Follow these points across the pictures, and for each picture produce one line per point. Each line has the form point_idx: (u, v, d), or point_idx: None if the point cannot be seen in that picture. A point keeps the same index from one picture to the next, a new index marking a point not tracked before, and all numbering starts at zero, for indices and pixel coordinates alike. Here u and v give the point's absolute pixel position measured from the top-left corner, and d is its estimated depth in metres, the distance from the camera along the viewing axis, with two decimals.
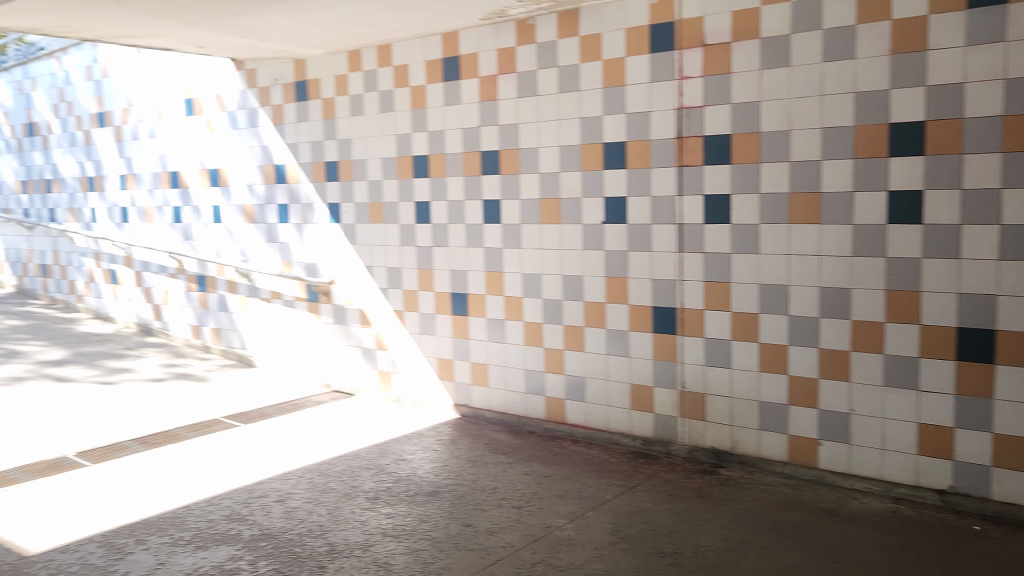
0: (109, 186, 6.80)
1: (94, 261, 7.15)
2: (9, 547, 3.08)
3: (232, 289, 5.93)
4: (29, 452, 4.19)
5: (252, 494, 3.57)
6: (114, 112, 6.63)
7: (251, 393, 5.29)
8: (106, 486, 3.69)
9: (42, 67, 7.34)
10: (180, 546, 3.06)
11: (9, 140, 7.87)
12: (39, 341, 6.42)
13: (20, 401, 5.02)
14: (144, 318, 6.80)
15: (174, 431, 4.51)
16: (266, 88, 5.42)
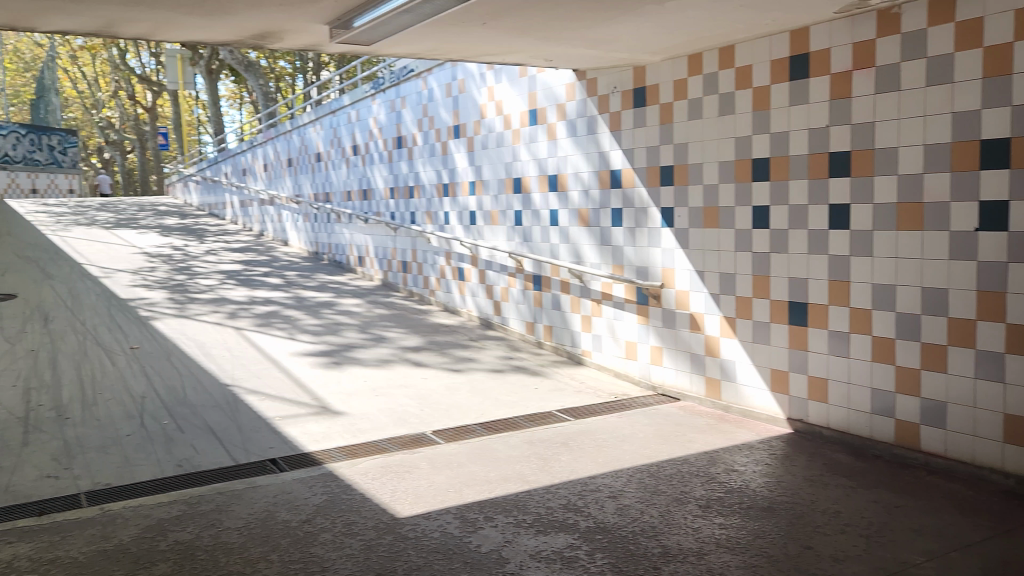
0: (460, 191, 7.47)
1: (446, 259, 7.92)
2: (382, 508, 3.52)
3: (566, 289, 6.21)
4: (395, 427, 4.75)
5: (586, 487, 3.72)
6: (468, 124, 7.28)
7: (580, 390, 5.51)
8: (458, 464, 4.07)
9: (411, 86, 8.28)
10: (523, 528, 3.27)
11: (381, 152, 8.98)
12: (401, 329, 7.26)
13: (387, 381, 5.72)
14: (485, 312, 7.38)
15: (514, 420, 4.84)
16: (606, 96, 5.61)
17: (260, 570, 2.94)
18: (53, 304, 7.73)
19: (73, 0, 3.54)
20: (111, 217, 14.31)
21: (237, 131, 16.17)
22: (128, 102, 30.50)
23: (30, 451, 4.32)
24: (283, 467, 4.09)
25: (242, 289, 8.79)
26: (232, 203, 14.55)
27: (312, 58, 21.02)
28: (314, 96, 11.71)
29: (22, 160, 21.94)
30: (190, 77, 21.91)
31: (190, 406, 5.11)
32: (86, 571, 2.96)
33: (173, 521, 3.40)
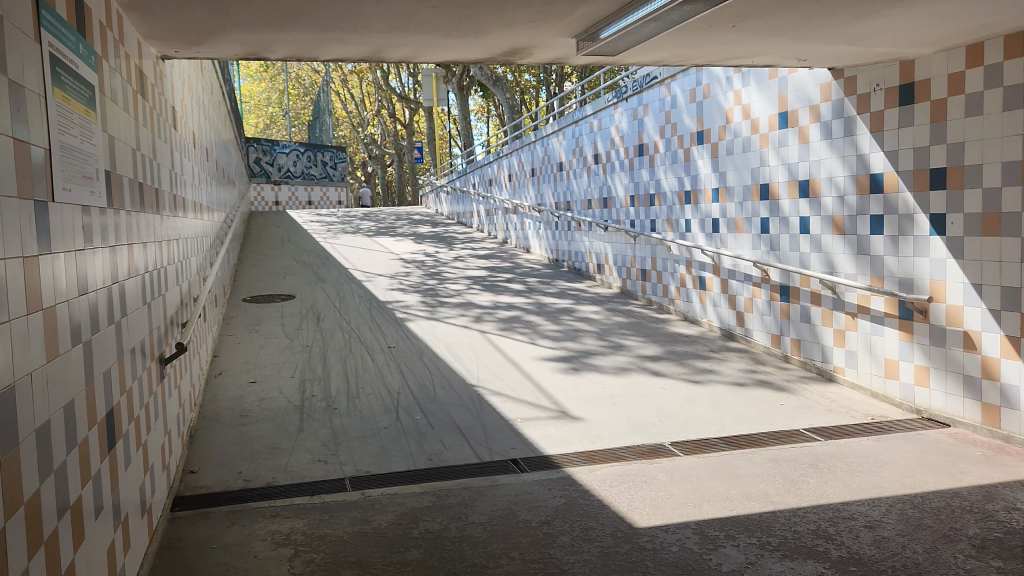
0: (703, 199, 7.31)
1: (687, 267, 7.78)
2: (620, 516, 3.52)
3: (816, 301, 5.86)
4: (633, 435, 4.74)
5: (838, 513, 3.48)
6: (713, 129, 7.11)
7: (831, 408, 5.17)
8: (697, 478, 3.98)
9: (654, 93, 8.25)
10: (768, 551, 3.13)
11: (622, 160, 9.02)
12: (640, 338, 7.23)
13: (625, 389, 5.72)
14: (726, 323, 7.16)
15: (757, 437, 4.65)
16: (867, 94, 5.23)
17: (502, 565, 3.06)
18: (324, 304, 8.57)
19: (349, 30, 3.90)
20: (373, 226, 15.59)
21: (484, 143, 16.99)
22: (389, 120, 33.13)
23: (304, 436, 4.81)
24: (524, 468, 4.22)
25: (487, 294, 9.21)
26: (479, 212, 15.30)
27: (555, 70, 21.60)
28: (557, 108, 12.03)
29: (301, 175, 24.56)
30: (443, 94, 23.35)
31: (440, 404, 5.43)
32: (350, 550, 3.24)
33: (424, 510, 3.63)
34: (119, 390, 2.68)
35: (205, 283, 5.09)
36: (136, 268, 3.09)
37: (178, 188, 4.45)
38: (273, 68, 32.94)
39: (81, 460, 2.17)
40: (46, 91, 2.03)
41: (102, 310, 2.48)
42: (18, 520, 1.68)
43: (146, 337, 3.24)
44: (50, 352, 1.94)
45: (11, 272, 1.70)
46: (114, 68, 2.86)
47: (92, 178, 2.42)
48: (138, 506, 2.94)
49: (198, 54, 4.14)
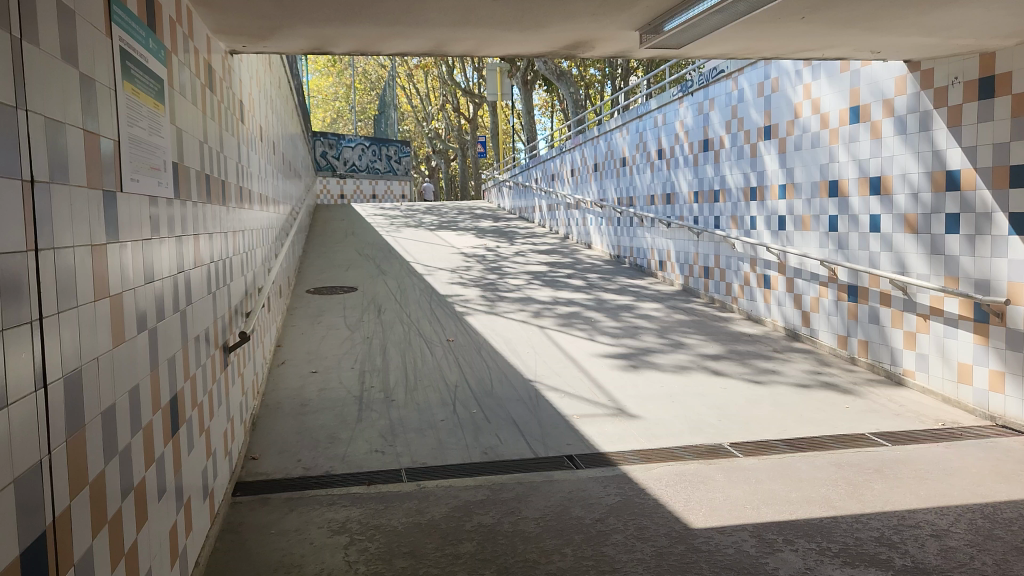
0: (769, 195, 7.16)
1: (751, 265, 7.64)
2: (676, 516, 3.47)
3: (886, 301, 5.68)
4: (691, 435, 4.67)
5: (904, 521, 3.37)
6: (781, 124, 6.96)
7: (899, 413, 5.01)
8: (756, 480, 3.90)
9: (720, 88, 8.11)
10: (827, 557, 3.05)
11: (687, 156, 8.90)
12: (701, 336, 7.12)
13: (684, 388, 5.64)
14: (791, 323, 7.01)
15: (821, 440, 4.53)
16: (944, 88, 5.05)
17: (554, 561, 3.05)
18: (386, 297, 8.67)
19: (412, 25, 3.93)
20: (435, 220, 15.72)
21: (547, 138, 16.96)
22: (453, 114, 33.34)
23: (363, 426, 4.88)
24: (579, 464, 4.20)
25: (547, 290, 9.19)
26: (541, 207, 15.29)
27: (620, 64, 21.42)
28: (621, 103, 11.92)
29: (366, 169, 24.89)
30: (508, 89, 23.39)
31: (497, 398, 5.44)
32: (404, 540, 3.27)
33: (478, 504, 3.64)
34: (183, 376, 2.76)
35: (270, 275, 5.19)
36: (202, 259, 3.16)
37: (245, 180, 4.55)
38: (340, 63, 33.46)
39: (145, 443, 2.23)
40: (116, 83, 2.09)
41: (169, 299, 2.56)
42: (83, 499, 1.74)
43: (210, 326, 3.32)
44: (117, 337, 2.00)
45: (81, 258, 1.76)
46: (183, 63, 2.94)
47: (160, 169, 2.48)
48: (200, 490, 3.02)
49: (265, 49, 4.23)
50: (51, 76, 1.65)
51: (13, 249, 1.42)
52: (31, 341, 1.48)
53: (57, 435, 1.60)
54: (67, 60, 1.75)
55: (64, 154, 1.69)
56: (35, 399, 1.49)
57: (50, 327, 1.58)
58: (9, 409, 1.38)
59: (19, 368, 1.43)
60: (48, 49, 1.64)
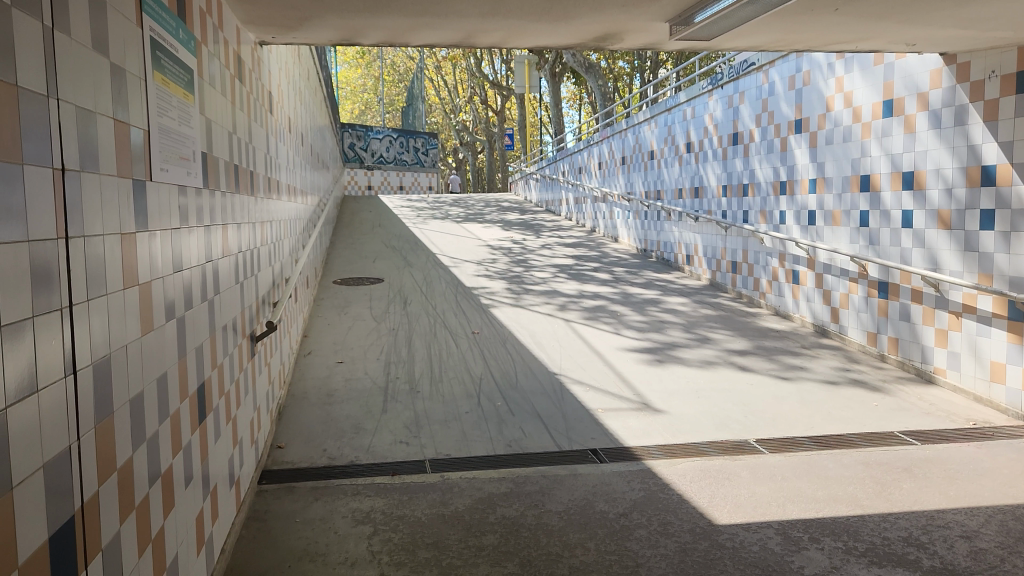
0: (799, 190, 7.07)
1: (780, 260, 7.56)
2: (700, 512, 3.44)
3: (917, 298, 5.59)
4: (717, 431, 4.63)
5: (933, 521, 3.32)
6: (812, 118, 6.87)
7: (929, 412, 4.93)
8: (782, 478, 3.86)
9: (751, 81, 8.02)
10: (854, 556, 3.01)
11: (716, 149, 8.81)
12: (727, 331, 7.07)
13: (710, 384, 5.60)
14: (820, 319, 6.92)
15: (848, 438, 4.48)
16: (980, 82, 4.96)
17: (578, 555, 3.04)
18: (412, 289, 8.70)
19: (440, 16, 3.92)
20: (462, 212, 15.73)
21: (575, 131, 16.90)
22: (481, 106, 33.32)
23: (388, 417, 4.90)
24: (603, 458, 4.19)
25: (573, 283, 9.16)
26: (568, 200, 15.24)
27: (650, 56, 21.29)
28: (650, 95, 11.84)
29: (394, 160, 24.95)
30: (536, 81, 23.32)
31: (522, 391, 5.43)
32: (428, 532, 3.28)
33: (502, 496, 3.65)
34: (210, 365, 2.78)
35: (297, 265, 5.23)
36: (230, 249, 3.19)
37: (273, 171, 4.58)
38: (369, 54, 33.53)
39: (173, 431, 2.26)
40: (147, 74, 2.10)
41: (196, 288, 2.57)
42: (112, 485, 1.76)
43: (238, 315, 3.35)
44: (145, 326, 2.02)
45: (111, 247, 1.78)
46: (212, 54, 2.95)
47: (189, 159, 2.50)
48: (226, 478, 3.05)
49: (294, 40, 4.24)
50: (83, 67, 1.66)
51: (45, 237, 1.44)
52: (61, 329, 1.50)
53: (87, 421, 1.62)
54: (99, 51, 1.77)
55: (95, 145, 1.71)
56: (64, 386, 1.51)
57: (81, 316, 1.59)
58: (39, 395, 1.40)
59: (49, 355, 1.45)
60: (80, 40, 1.66)
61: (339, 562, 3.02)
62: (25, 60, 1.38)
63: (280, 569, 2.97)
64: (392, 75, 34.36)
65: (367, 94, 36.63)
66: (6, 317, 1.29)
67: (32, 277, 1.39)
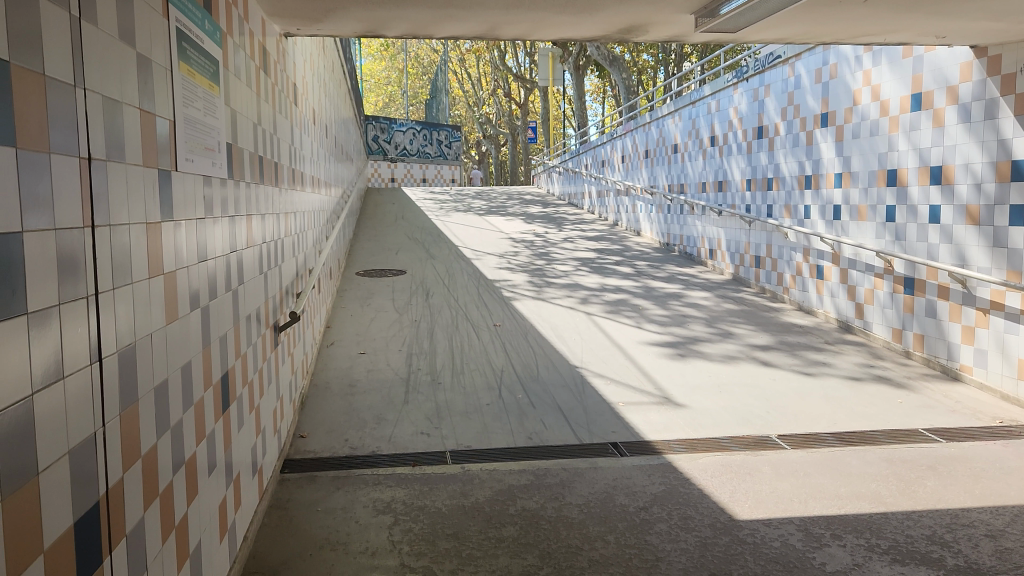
0: (825, 184, 6.99)
1: (804, 255, 7.49)
2: (721, 507, 3.43)
3: (944, 294, 5.52)
4: (739, 426, 4.61)
5: (958, 520, 3.28)
6: (839, 112, 6.79)
7: (955, 409, 4.87)
8: (804, 474, 3.83)
9: (777, 74, 7.94)
10: (877, 554, 2.98)
11: (740, 143, 8.74)
12: (750, 326, 7.02)
13: (733, 378, 5.57)
14: (844, 315, 6.86)
15: (872, 434, 4.43)
16: (1012, 75, 4.87)
17: (598, 548, 3.04)
18: (434, 281, 8.72)
19: (463, 8, 3.91)
20: (484, 204, 15.75)
21: (599, 124, 16.85)
22: (504, 99, 33.28)
23: (409, 408, 4.92)
24: (624, 452, 4.18)
25: (595, 276, 9.14)
26: (590, 193, 15.18)
27: (674, 48, 21.15)
28: (674, 89, 11.76)
29: (417, 153, 25.00)
30: (559, 74, 23.24)
31: (543, 384, 5.43)
32: (448, 522, 3.29)
33: (522, 488, 3.65)
34: (234, 355, 2.81)
35: (320, 257, 5.25)
36: (254, 240, 3.21)
37: (297, 163, 4.60)
38: (394, 46, 33.59)
39: (197, 419, 2.28)
40: (172, 65, 2.12)
41: (221, 278, 2.60)
42: (136, 472, 1.78)
43: (262, 305, 3.38)
44: (170, 315, 2.04)
45: (136, 237, 1.79)
46: (238, 45, 2.97)
47: (214, 150, 2.52)
48: (249, 467, 3.08)
49: (318, 32, 4.25)
50: (109, 58, 1.68)
51: (72, 226, 1.46)
52: (87, 317, 1.52)
53: (111, 408, 1.64)
54: (126, 42, 1.78)
55: (121, 135, 1.73)
56: (90, 373, 1.53)
57: (107, 305, 1.61)
58: (65, 381, 1.42)
59: (76, 343, 1.47)
60: (107, 31, 1.67)
61: (360, 551, 3.04)
62: (52, 51, 1.39)
63: (302, 557, 2.99)
64: (416, 68, 34.40)
65: (391, 87, 36.70)
66: (33, 305, 1.30)
67: (59, 266, 1.40)
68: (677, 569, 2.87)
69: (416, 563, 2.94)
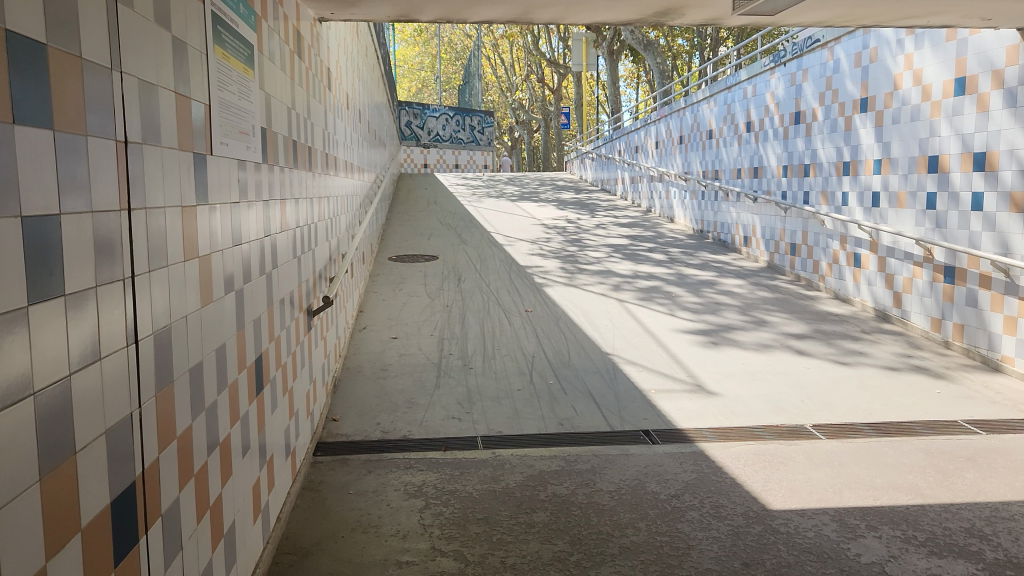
0: (863, 170, 6.87)
1: (841, 243, 7.37)
2: (753, 496, 3.40)
3: (986, 283, 5.39)
4: (772, 415, 4.56)
5: (997, 513, 3.21)
6: (878, 96, 6.66)
7: (996, 400, 4.77)
8: (839, 464, 3.78)
9: (816, 58, 7.80)
10: (913, 546, 2.94)
11: (776, 128, 8.61)
12: (784, 314, 6.94)
13: (766, 367, 5.51)
14: (882, 304, 6.75)
15: (909, 425, 4.36)
16: None
17: (628, 535, 3.03)
18: (466, 266, 8.73)
19: None
20: (516, 190, 15.74)
21: (632, 109, 16.73)
22: (537, 85, 33.15)
23: (441, 393, 4.94)
24: (655, 439, 4.15)
25: (628, 263, 9.08)
26: (623, 179, 15.08)
27: (709, 33, 20.91)
28: (708, 73, 11.61)
29: (450, 138, 24.99)
30: (593, 59, 23.10)
31: (574, 370, 5.42)
32: (478, 507, 3.30)
33: (553, 474, 3.65)
34: (268, 338, 2.84)
35: (353, 241, 5.27)
36: (288, 224, 3.24)
37: (331, 148, 4.62)
38: (427, 31, 33.58)
39: (231, 401, 2.30)
40: (208, 48, 2.13)
41: (255, 261, 2.62)
42: (171, 453, 1.80)
43: (296, 289, 3.41)
44: (205, 298, 2.06)
45: (172, 219, 1.81)
46: (272, 30, 2.98)
47: (248, 134, 2.53)
48: (283, 448, 3.11)
49: (352, 17, 4.26)
50: (146, 42, 1.69)
51: (108, 209, 1.47)
52: (123, 299, 1.53)
53: (147, 389, 1.65)
54: (161, 25, 1.79)
55: (157, 118, 1.74)
56: (126, 355, 1.55)
57: (143, 288, 1.62)
58: (102, 362, 1.44)
59: (112, 324, 1.49)
60: (143, 13, 1.68)
61: (391, 534, 3.06)
62: (89, 34, 1.40)
63: (334, 538, 3.02)
64: (449, 53, 34.39)
65: (425, 72, 36.69)
66: (70, 287, 1.32)
67: (95, 248, 1.42)
68: (709, 558, 2.85)
69: (446, 546, 2.95)
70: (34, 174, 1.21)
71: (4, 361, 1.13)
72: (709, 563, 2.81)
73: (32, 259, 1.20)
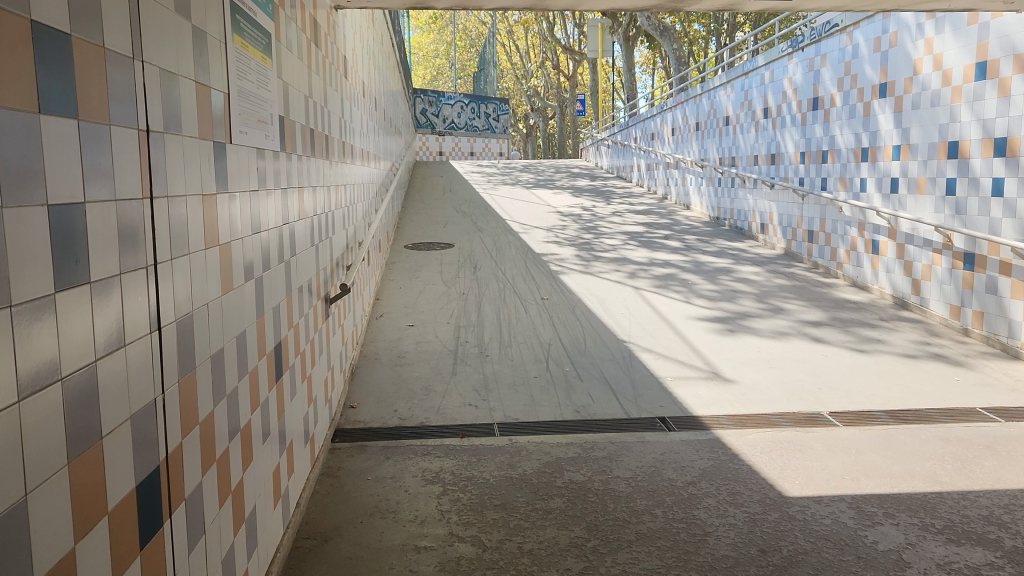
0: (882, 157, 6.78)
1: (859, 230, 7.33)
2: (770, 483, 3.40)
3: (1006, 271, 5.33)
4: (788, 402, 4.56)
5: (1016, 501, 3.20)
6: (898, 82, 6.59)
7: (1015, 388, 4.74)
8: (857, 452, 3.77)
9: (835, 43, 7.71)
10: (931, 534, 2.93)
11: (794, 114, 8.55)
12: (801, 301, 6.93)
13: (782, 354, 5.50)
14: (900, 292, 6.71)
15: (928, 412, 4.34)
16: None
17: (645, 521, 3.04)
18: (482, 254, 8.76)
19: None
20: (533, 177, 15.67)
21: (648, 96, 16.68)
22: (552, 73, 32.99)
23: (458, 380, 4.98)
24: (672, 427, 4.16)
25: (643, 251, 9.05)
26: (640, 166, 14.98)
27: (728, 17, 20.62)
28: (723, 60, 11.50)
29: (465, 126, 24.95)
30: (608, 45, 22.98)
31: (590, 358, 5.42)
32: (495, 493, 3.32)
33: (570, 461, 3.66)
34: (286, 324, 2.85)
35: (369, 229, 5.28)
36: (306, 212, 3.25)
37: (347, 135, 4.63)
38: (440, 17, 33.46)
39: (250, 387, 2.31)
40: (227, 38, 2.14)
41: (274, 250, 2.64)
42: (193, 439, 1.82)
43: (313, 277, 3.43)
44: (225, 286, 2.07)
45: (193, 207, 1.83)
46: (288, 18, 2.97)
47: (267, 122, 2.55)
48: (302, 435, 3.14)
49: (368, 4, 4.23)
50: (167, 32, 1.70)
51: (131, 197, 1.48)
52: (146, 286, 1.55)
53: (169, 376, 1.67)
54: (181, 14, 1.81)
55: (177, 107, 1.75)
56: (149, 341, 1.56)
57: (165, 276, 1.64)
58: (126, 349, 1.46)
59: (137, 312, 1.51)
60: (163, 4, 1.69)
61: (409, 520, 3.09)
62: (111, 24, 1.41)
63: (353, 524, 3.05)
64: (465, 40, 34.35)
65: (440, 59, 36.72)
66: (94, 275, 1.33)
67: (118, 236, 1.43)
68: (726, 544, 2.86)
69: (464, 532, 2.97)
70: (60, 163, 1.23)
71: (35, 344, 1.16)
72: (727, 550, 2.82)
73: (58, 247, 1.22)
